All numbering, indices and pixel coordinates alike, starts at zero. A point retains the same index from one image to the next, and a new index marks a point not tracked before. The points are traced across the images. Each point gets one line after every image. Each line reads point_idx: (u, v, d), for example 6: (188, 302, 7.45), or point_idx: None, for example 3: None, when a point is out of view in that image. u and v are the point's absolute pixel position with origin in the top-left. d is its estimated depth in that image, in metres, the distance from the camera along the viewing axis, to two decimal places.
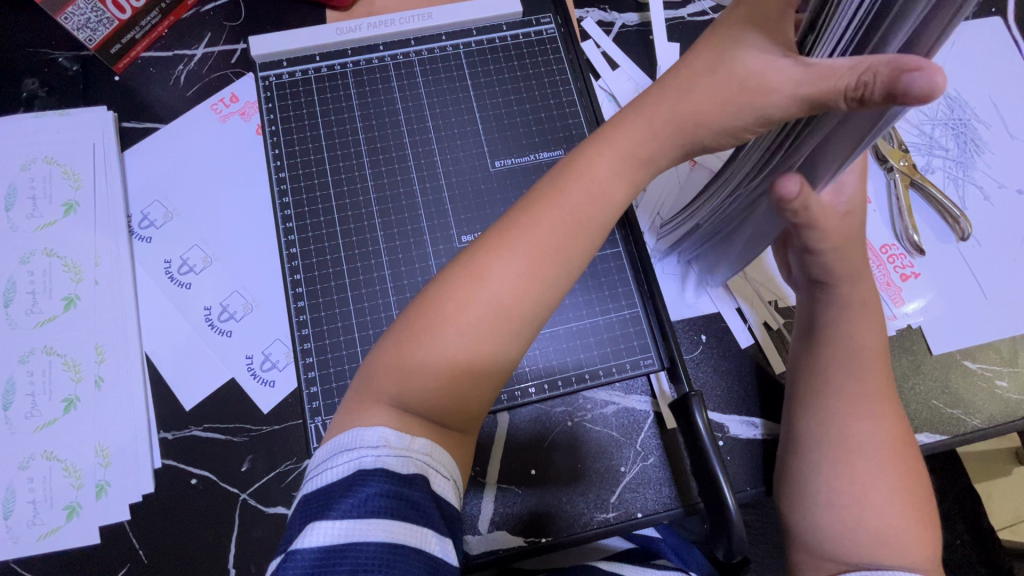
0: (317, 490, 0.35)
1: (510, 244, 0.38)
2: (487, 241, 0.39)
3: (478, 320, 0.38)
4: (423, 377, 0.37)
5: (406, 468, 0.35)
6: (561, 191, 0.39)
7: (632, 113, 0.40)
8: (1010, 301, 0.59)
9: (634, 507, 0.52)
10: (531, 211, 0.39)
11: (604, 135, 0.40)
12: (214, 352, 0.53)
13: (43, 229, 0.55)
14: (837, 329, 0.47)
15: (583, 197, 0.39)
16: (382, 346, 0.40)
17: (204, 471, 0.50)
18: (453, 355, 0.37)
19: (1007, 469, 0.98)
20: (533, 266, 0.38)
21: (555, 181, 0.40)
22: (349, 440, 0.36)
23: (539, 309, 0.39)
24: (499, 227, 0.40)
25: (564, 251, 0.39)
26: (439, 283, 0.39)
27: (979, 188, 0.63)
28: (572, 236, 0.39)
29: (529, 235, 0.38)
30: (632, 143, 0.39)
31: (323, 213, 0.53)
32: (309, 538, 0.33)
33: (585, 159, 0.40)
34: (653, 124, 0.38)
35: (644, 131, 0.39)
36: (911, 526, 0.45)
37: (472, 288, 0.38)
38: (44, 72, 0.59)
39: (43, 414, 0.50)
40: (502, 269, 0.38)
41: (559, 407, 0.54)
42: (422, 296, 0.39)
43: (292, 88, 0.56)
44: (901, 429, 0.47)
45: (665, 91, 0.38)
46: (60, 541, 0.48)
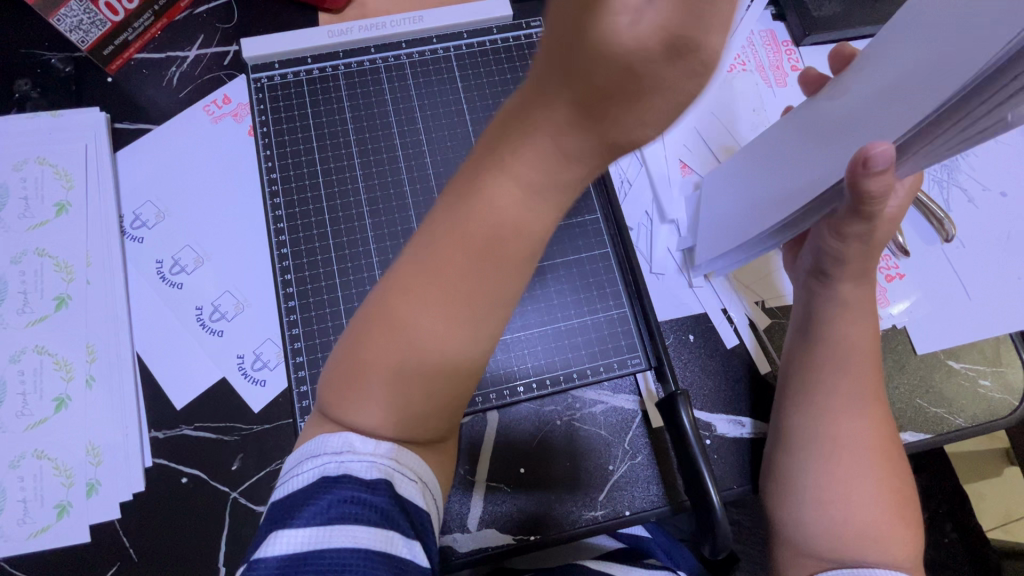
0: (284, 498, 0.35)
1: (428, 284, 0.33)
2: (405, 276, 0.34)
3: (404, 362, 0.34)
4: (357, 414, 0.35)
5: (371, 473, 0.34)
6: (466, 226, 0.32)
7: (526, 111, 0.29)
8: (994, 302, 0.60)
9: (621, 505, 0.53)
10: (439, 251, 0.33)
11: (496, 153, 0.31)
12: (206, 352, 0.53)
13: (35, 229, 0.55)
14: (829, 327, 0.49)
15: (486, 238, 0.32)
16: (326, 379, 0.38)
17: (195, 470, 0.51)
18: (386, 393, 0.34)
19: (996, 470, 0.99)
20: (462, 302, 0.33)
21: (457, 214, 0.32)
22: (313, 446, 0.36)
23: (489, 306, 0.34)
24: (412, 259, 0.34)
25: (484, 291, 0.33)
26: (363, 322, 0.35)
27: (963, 190, 0.64)
28: (488, 275, 0.33)
29: (445, 273, 0.33)
30: (535, 167, 0.30)
31: (314, 214, 0.54)
32: (275, 546, 0.33)
33: (484, 187, 0.31)
34: (558, 142, 0.29)
35: (546, 145, 0.29)
36: (889, 523, 0.45)
37: (396, 330, 0.34)
38: (37, 73, 0.59)
39: (34, 413, 0.51)
40: (425, 309, 0.33)
41: (547, 406, 0.55)
42: (351, 331, 0.36)
43: (284, 90, 0.57)
44: (885, 429, 0.48)
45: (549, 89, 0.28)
46: (50, 539, 0.48)
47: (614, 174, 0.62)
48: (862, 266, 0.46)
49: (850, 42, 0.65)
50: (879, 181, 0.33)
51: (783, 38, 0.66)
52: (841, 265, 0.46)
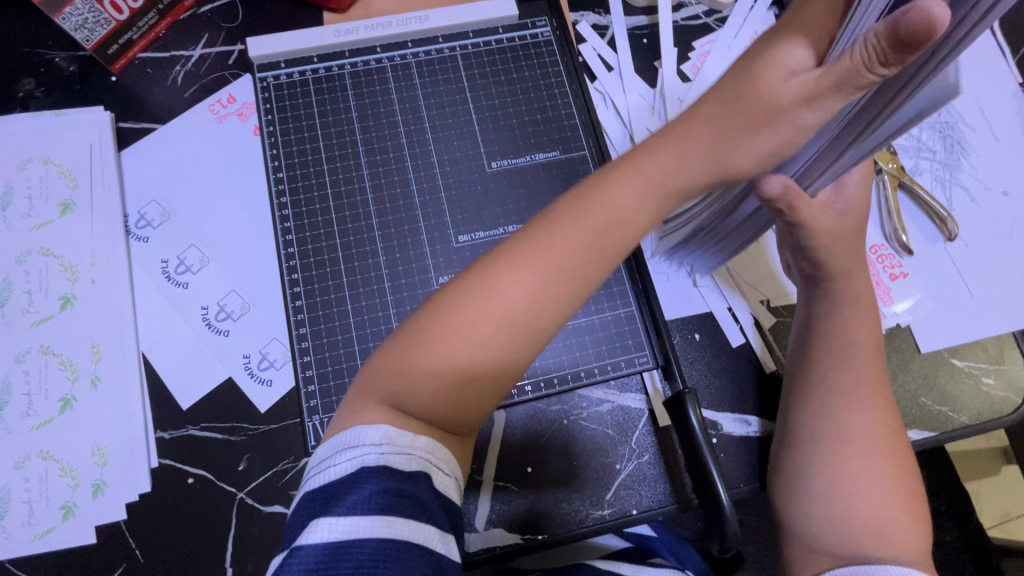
0: (320, 487, 0.35)
1: (528, 261, 0.38)
2: (507, 253, 0.38)
3: (488, 334, 0.37)
4: (429, 380, 0.37)
5: (410, 465, 0.36)
6: (582, 215, 0.38)
7: (679, 126, 0.38)
8: (997, 300, 0.61)
9: (629, 504, 0.53)
10: (554, 230, 0.38)
11: (630, 161, 0.39)
12: (212, 352, 0.53)
13: (40, 229, 0.55)
14: (827, 325, 0.49)
15: (607, 222, 0.38)
16: (384, 347, 0.40)
17: (201, 470, 0.50)
18: (465, 361, 0.37)
19: (995, 468, 0.99)
20: (548, 282, 0.38)
21: (580, 204, 0.39)
22: (351, 437, 0.36)
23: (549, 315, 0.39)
24: (517, 238, 0.39)
25: (579, 270, 0.38)
26: (455, 288, 0.38)
27: (965, 189, 0.64)
28: (589, 260, 0.38)
29: (550, 249, 0.38)
30: (663, 171, 0.38)
31: (321, 214, 0.54)
32: (314, 534, 0.33)
33: (612, 182, 0.39)
34: (688, 150, 0.38)
35: (685, 144, 0.38)
36: (901, 517, 0.46)
37: (487, 300, 0.37)
38: (40, 72, 0.59)
39: (39, 414, 0.50)
40: (519, 286, 0.37)
41: (554, 405, 0.55)
42: (434, 300, 0.39)
43: (290, 90, 0.57)
44: (891, 423, 0.48)
45: (695, 118, 0.38)
46: (55, 541, 0.48)
47: None
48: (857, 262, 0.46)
49: None
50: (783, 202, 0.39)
51: None
52: (823, 267, 0.46)
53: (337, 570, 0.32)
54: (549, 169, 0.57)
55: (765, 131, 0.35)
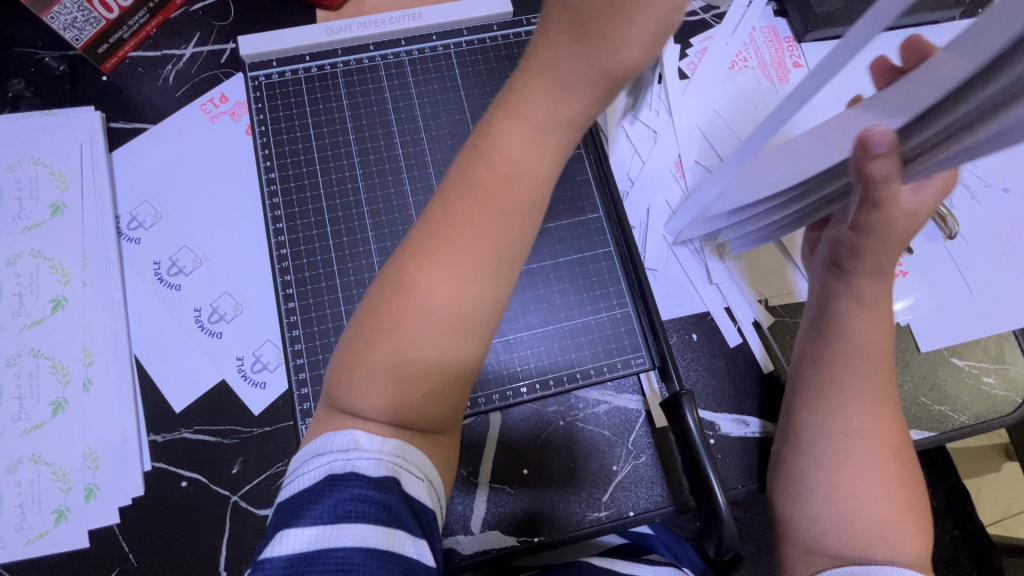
0: (290, 497, 0.35)
1: (446, 254, 0.35)
2: (421, 248, 0.36)
3: (422, 330, 0.35)
4: (381, 384, 0.36)
5: (378, 470, 0.35)
6: (478, 180, 0.36)
7: (531, 76, 0.36)
8: (997, 298, 0.60)
9: (625, 506, 0.53)
10: (456, 210, 0.36)
11: (503, 109, 0.37)
12: (205, 354, 0.53)
13: (31, 231, 0.54)
14: (841, 324, 0.48)
15: (497, 176, 0.36)
16: (333, 370, 0.38)
17: (194, 473, 0.50)
18: (406, 361, 0.35)
19: (995, 465, 0.99)
20: (477, 269, 0.36)
21: (469, 171, 0.37)
22: (320, 445, 0.36)
23: (491, 296, 0.36)
24: (425, 232, 0.37)
25: (502, 246, 0.36)
26: (374, 298, 0.37)
27: (966, 186, 0.63)
28: (499, 219, 0.36)
29: (466, 237, 0.36)
30: (543, 111, 0.36)
31: (313, 214, 0.53)
32: (281, 545, 0.33)
33: (492, 134, 0.36)
34: (558, 86, 0.35)
35: (551, 89, 0.35)
36: (895, 518, 0.45)
37: (410, 299, 0.35)
38: (30, 72, 0.58)
39: (31, 418, 0.50)
40: (442, 279, 0.35)
41: (550, 406, 0.55)
42: (360, 311, 0.37)
43: (282, 89, 0.56)
44: (891, 421, 0.47)
45: (541, 47, 0.35)
46: (48, 545, 0.48)
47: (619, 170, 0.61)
48: (868, 262, 0.45)
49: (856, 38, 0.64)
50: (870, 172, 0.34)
51: (786, 35, 0.65)
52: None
53: None
54: None
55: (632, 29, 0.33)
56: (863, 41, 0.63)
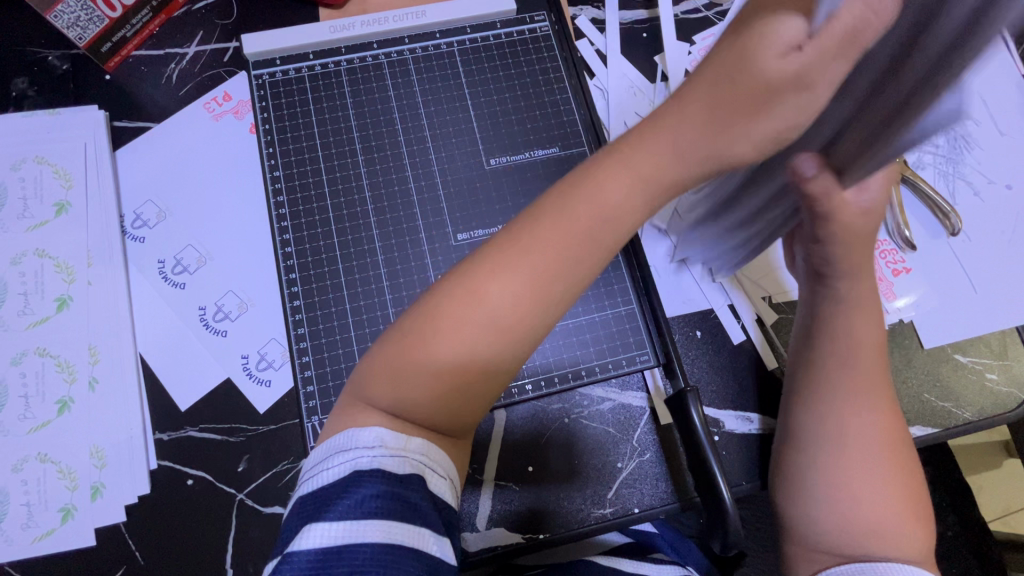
0: (313, 491, 0.35)
1: (511, 264, 0.36)
2: (492, 257, 0.37)
3: (477, 338, 0.36)
4: (430, 385, 0.36)
5: (402, 468, 0.35)
6: (569, 209, 0.36)
7: (655, 124, 0.35)
8: (1000, 295, 0.60)
9: (630, 502, 0.53)
10: (536, 227, 0.37)
11: (619, 151, 0.36)
12: (210, 353, 0.53)
13: (35, 230, 0.54)
14: (836, 323, 0.47)
15: (593, 220, 0.36)
16: (377, 352, 0.38)
17: (200, 471, 0.50)
18: (458, 368, 0.36)
19: (997, 461, 0.99)
20: (535, 287, 0.36)
21: (564, 201, 0.37)
22: (344, 441, 0.36)
23: (543, 317, 0.37)
24: (502, 239, 0.37)
25: (565, 275, 0.37)
26: (439, 293, 0.37)
27: (968, 183, 0.63)
28: (574, 252, 0.36)
29: (532, 254, 0.36)
30: (651, 166, 0.35)
31: (318, 212, 0.53)
32: (305, 540, 0.32)
33: (599, 177, 0.36)
34: (677, 149, 0.34)
35: (668, 147, 0.35)
36: (899, 515, 0.45)
37: (472, 308, 0.36)
38: (33, 70, 0.58)
39: (36, 416, 0.50)
40: (504, 291, 0.36)
41: (554, 404, 0.55)
42: (422, 304, 0.38)
43: (285, 87, 0.56)
44: (890, 418, 0.47)
45: (686, 100, 0.34)
46: (55, 543, 0.48)
47: None
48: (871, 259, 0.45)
49: None
50: (816, 188, 0.35)
51: None
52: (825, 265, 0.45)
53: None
54: (548, 166, 0.56)
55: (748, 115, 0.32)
56: None
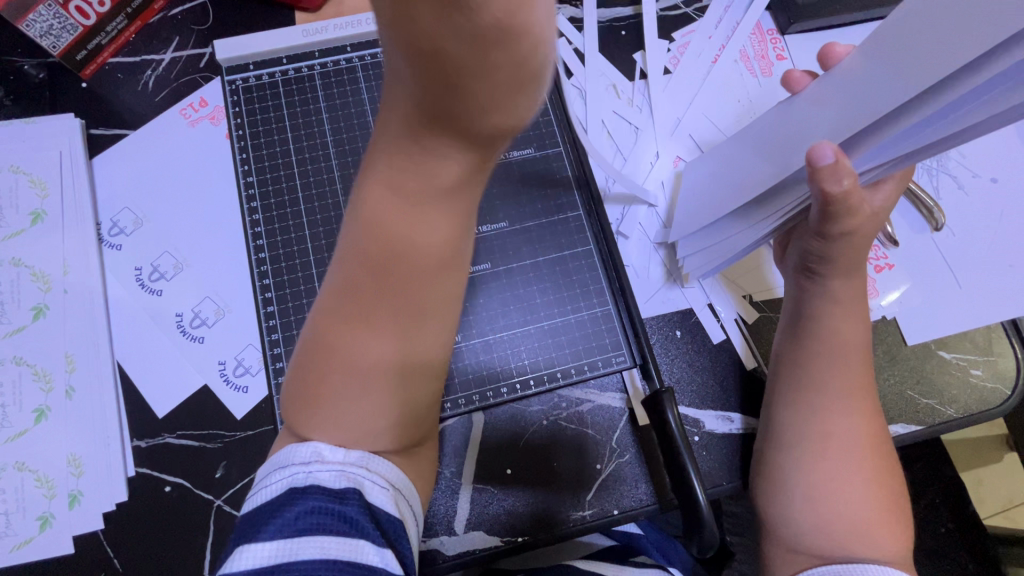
0: (254, 510, 0.34)
1: (352, 308, 0.34)
2: (323, 314, 0.35)
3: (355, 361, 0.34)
4: (330, 423, 0.35)
5: (338, 482, 0.34)
6: (364, 246, 0.33)
7: (382, 143, 0.31)
8: (984, 290, 0.59)
9: (610, 504, 0.52)
10: (350, 274, 0.34)
11: (374, 177, 0.32)
12: (187, 359, 0.53)
13: (11, 239, 0.54)
14: (812, 320, 0.48)
15: (384, 251, 0.32)
16: (289, 415, 0.38)
17: (177, 478, 0.50)
18: (357, 379, 0.34)
19: (993, 456, 0.98)
20: (402, 309, 0.34)
21: (356, 242, 0.33)
22: (283, 457, 0.35)
23: (435, 309, 0.35)
24: (331, 299, 0.35)
25: (413, 289, 0.33)
26: (301, 360, 0.36)
27: (952, 177, 0.63)
28: (397, 277, 0.33)
29: (365, 292, 0.34)
30: (414, 181, 0.31)
31: (292, 218, 0.53)
32: (241, 561, 0.32)
33: (366, 209, 0.32)
34: (428, 153, 0.29)
35: (410, 160, 0.30)
36: (870, 514, 0.45)
37: (334, 353, 0.35)
38: (9, 79, 0.58)
39: (13, 426, 0.50)
40: (358, 331, 0.34)
41: (533, 406, 0.54)
42: (297, 368, 0.37)
43: (259, 92, 0.56)
44: (857, 416, 0.47)
45: (393, 108, 0.29)
46: (33, 551, 0.48)
47: (597, 166, 0.60)
48: (848, 260, 0.45)
49: (840, 31, 0.64)
50: (838, 174, 0.36)
51: (769, 27, 0.64)
52: (827, 261, 0.46)
53: None
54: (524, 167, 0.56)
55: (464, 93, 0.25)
56: (843, 35, 0.63)
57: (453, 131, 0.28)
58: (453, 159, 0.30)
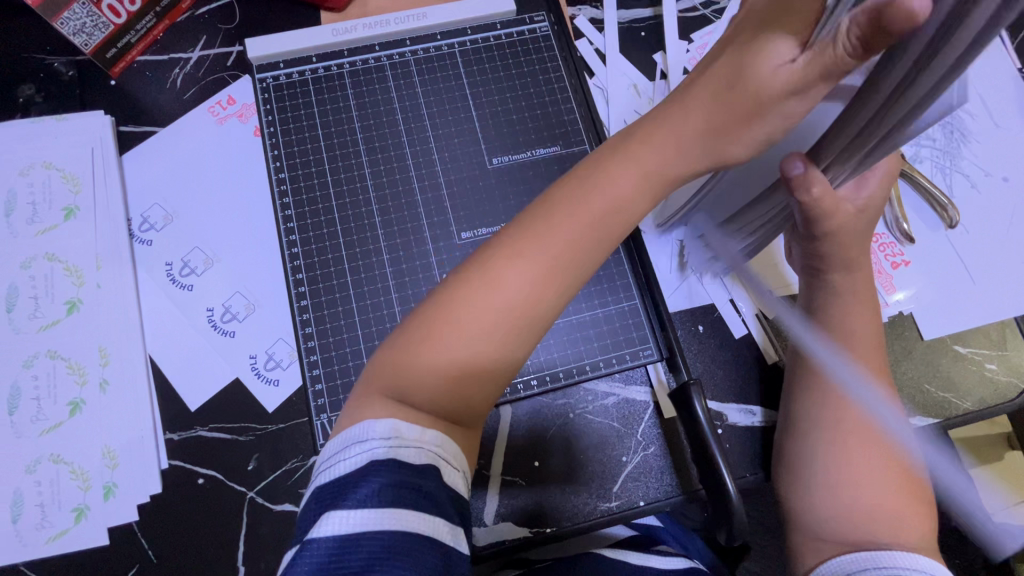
0: (330, 481, 0.35)
1: (524, 253, 0.38)
2: (499, 248, 0.39)
3: (487, 322, 0.38)
4: (436, 375, 0.38)
5: (420, 459, 0.35)
6: (579, 200, 0.39)
7: (659, 121, 0.38)
8: (998, 286, 0.61)
9: (636, 496, 0.53)
10: (547, 225, 0.39)
11: (625, 148, 0.39)
12: (219, 353, 0.54)
13: (44, 234, 0.55)
14: (827, 316, 0.48)
15: (605, 212, 0.38)
16: (389, 348, 0.40)
17: (211, 470, 0.51)
18: (480, 344, 0.38)
19: (999, 452, 0.99)
20: (549, 277, 0.38)
21: (574, 192, 0.39)
22: (361, 431, 0.36)
23: (553, 309, 0.39)
24: (513, 234, 0.39)
25: (575, 268, 0.39)
26: (448, 288, 0.39)
27: (965, 176, 0.64)
28: (587, 243, 0.39)
29: (546, 245, 0.38)
30: (655, 162, 0.38)
31: (324, 213, 0.54)
32: (325, 528, 0.33)
33: (610, 172, 0.39)
34: (680, 147, 0.37)
35: (670, 148, 0.37)
36: (897, 503, 0.46)
37: (485, 294, 0.38)
38: (40, 77, 0.59)
39: (48, 418, 0.51)
40: (519, 278, 0.38)
41: (559, 399, 0.55)
42: (428, 302, 0.39)
43: (290, 90, 0.57)
44: (887, 407, 0.48)
45: (689, 103, 0.37)
46: (69, 542, 0.49)
47: None
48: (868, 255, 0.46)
49: None
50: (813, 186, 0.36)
51: None
52: (824, 260, 0.46)
53: (348, 564, 0.32)
54: (550, 164, 0.57)
55: (754, 122, 0.34)
56: None
57: (715, 143, 0.36)
58: (688, 159, 0.37)
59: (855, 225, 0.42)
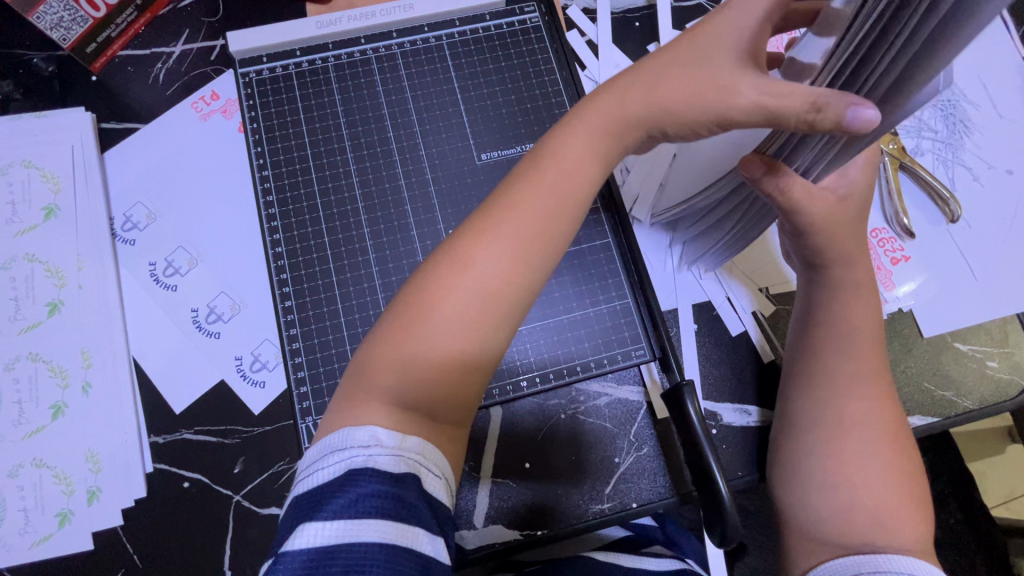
0: (308, 491, 0.34)
1: (497, 230, 0.37)
2: (473, 228, 0.38)
3: (466, 307, 0.37)
4: (413, 368, 0.37)
5: (398, 467, 0.34)
6: (539, 171, 0.38)
7: (606, 93, 0.39)
8: (1000, 281, 0.59)
9: (629, 497, 0.52)
10: (514, 197, 0.38)
11: (571, 118, 0.40)
12: (203, 355, 0.53)
13: (23, 234, 0.54)
14: (828, 311, 0.48)
15: (559, 180, 0.38)
16: (371, 341, 0.38)
17: (196, 474, 0.50)
18: (455, 334, 0.37)
19: (999, 447, 0.98)
20: (521, 249, 0.37)
21: (530, 165, 0.39)
22: (340, 440, 0.35)
23: (530, 288, 0.38)
24: (482, 216, 0.38)
25: (549, 234, 0.38)
26: (427, 273, 0.38)
27: (967, 168, 0.63)
28: (549, 205, 0.38)
29: (516, 218, 0.37)
30: (601, 124, 0.38)
31: (309, 211, 0.53)
32: (300, 539, 0.32)
33: (553, 146, 0.39)
34: (624, 111, 0.38)
35: (618, 111, 0.38)
36: (895, 506, 0.45)
37: (459, 275, 0.37)
38: (18, 72, 0.57)
39: (30, 422, 0.50)
40: (493, 257, 0.37)
41: (551, 400, 0.54)
42: (410, 287, 0.38)
43: (273, 84, 0.55)
44: (884, 407, 0.46)
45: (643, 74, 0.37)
46: (52, 547, 0.48)
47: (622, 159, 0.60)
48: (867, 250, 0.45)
49: None
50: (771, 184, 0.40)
51: None
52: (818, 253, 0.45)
53: None
54: None
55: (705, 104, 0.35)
56: None
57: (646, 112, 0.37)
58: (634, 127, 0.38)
59: (833, 214, 0.42)
